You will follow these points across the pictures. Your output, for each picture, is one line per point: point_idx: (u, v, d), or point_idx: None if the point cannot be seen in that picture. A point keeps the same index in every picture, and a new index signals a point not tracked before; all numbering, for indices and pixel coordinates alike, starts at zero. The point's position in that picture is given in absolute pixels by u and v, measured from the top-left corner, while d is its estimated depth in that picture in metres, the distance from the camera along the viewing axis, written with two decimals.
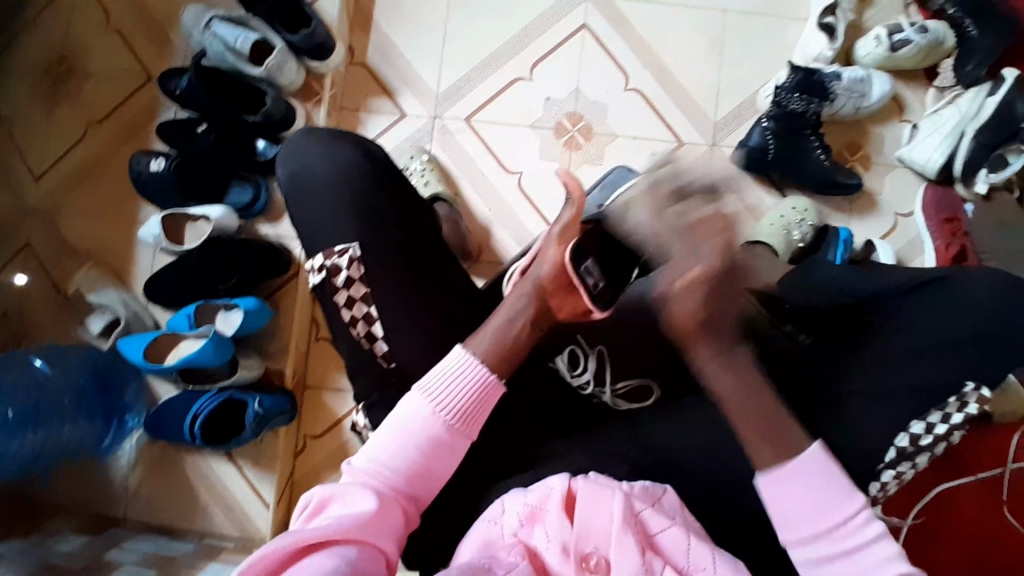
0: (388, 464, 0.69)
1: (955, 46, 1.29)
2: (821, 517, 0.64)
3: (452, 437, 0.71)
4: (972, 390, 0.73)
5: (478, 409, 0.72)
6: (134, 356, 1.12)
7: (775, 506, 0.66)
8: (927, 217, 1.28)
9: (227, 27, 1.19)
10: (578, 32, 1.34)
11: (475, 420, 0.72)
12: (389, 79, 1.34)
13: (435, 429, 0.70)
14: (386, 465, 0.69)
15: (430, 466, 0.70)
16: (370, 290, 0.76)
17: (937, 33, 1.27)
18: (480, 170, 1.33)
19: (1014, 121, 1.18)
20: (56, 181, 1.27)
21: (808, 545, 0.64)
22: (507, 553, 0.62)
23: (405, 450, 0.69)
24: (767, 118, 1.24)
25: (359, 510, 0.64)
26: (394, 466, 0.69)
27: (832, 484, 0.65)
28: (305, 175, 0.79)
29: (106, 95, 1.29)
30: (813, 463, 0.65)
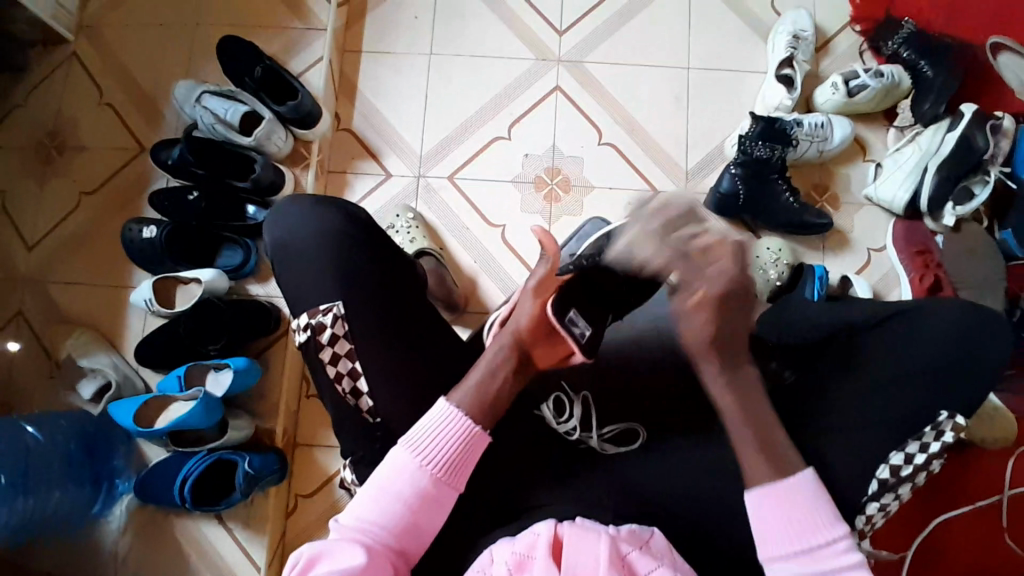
0: (376, 519, 0.69)
1: (911, 88, 1.37)
2: (798, 542, 0.67)
3: (438, 491, 0.71)
4: (947, 419, 0.77)
5: (464, 461, 0.73)
6: (123, 419, 1.11)
7: (759, 523, 0.69)
8: (899, 250, 1.32)
9: (218, 100, 1.28)
10: (552, 93, 1.42)
11: (460, 471, 0.73)
12: (375, 142, 1.41)
13: (422, 482, 0.70)
14: (374, 521, 0.69)
15: (418, 521, 0.70)
16: (354, 346, 0.78)
17: (892, 77, 1.34)
18: (464, 224, 1.37)
19: (973, 155, 1.24)
20: (49, 249, 1.30)
21: (778, 551, 0.67)
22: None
23: (392, 505, 0.70)
24: (735, 164, 1.28)
25: (347, 568, 0.64)
26: (381, 522, 0.69)
27: (817, 512, 0.68)
28: (290, 237, 0.82)
29: (101, 166, 1.34)
30: (803, 486, 0.69)
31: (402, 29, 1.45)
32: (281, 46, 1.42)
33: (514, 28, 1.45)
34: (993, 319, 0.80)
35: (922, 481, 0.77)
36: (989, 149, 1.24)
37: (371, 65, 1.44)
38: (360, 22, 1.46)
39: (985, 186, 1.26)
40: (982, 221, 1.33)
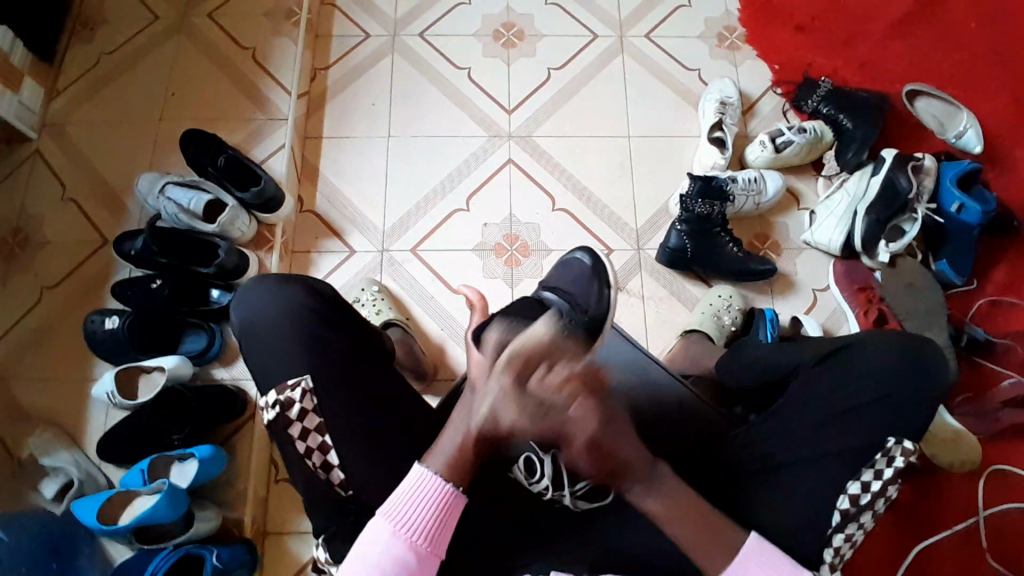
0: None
1: (833, 140, 1.50)
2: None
3: (420, 558, 0.72)
4: (896, 445, 0.79)
5: (442, 525, 0.73)
6: (84, 519, 1.06)
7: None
8: (842, 288, 1.40)
9: (181, 190, 1.31)
10: (505, 166, 1.51)
11: (439, 536, 0.73)
12: (338, 221, 1.46)
13: (402, 551, 0.71)
14: None
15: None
16: (324, 420, 0.78)
17: (814, 131, 1.48)
18: (430, 295, 1.41)
19: (897, 195, 1.35)
20: (5, 347, 1.27)
21: None
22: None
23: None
24: (680, 222, 1.38)
25: None
26: None
27: (773, 566, 0.73)
28: (255, 318, 0.84)
29: (62, 260, 1.34)
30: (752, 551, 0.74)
31: (360, 116, 1.54)
32: (243, 136, 1.48)
33: (466, 109, 1.55)
34: (923, 345, 0.85)
35: (881, 509, 0.79)
36: (912, 189, 1.34)
37: (332, 150, 1.51)
38: (320, 111, 1.54)
39: (914, 224, 1.37)
40: (916, 255, 1.42)
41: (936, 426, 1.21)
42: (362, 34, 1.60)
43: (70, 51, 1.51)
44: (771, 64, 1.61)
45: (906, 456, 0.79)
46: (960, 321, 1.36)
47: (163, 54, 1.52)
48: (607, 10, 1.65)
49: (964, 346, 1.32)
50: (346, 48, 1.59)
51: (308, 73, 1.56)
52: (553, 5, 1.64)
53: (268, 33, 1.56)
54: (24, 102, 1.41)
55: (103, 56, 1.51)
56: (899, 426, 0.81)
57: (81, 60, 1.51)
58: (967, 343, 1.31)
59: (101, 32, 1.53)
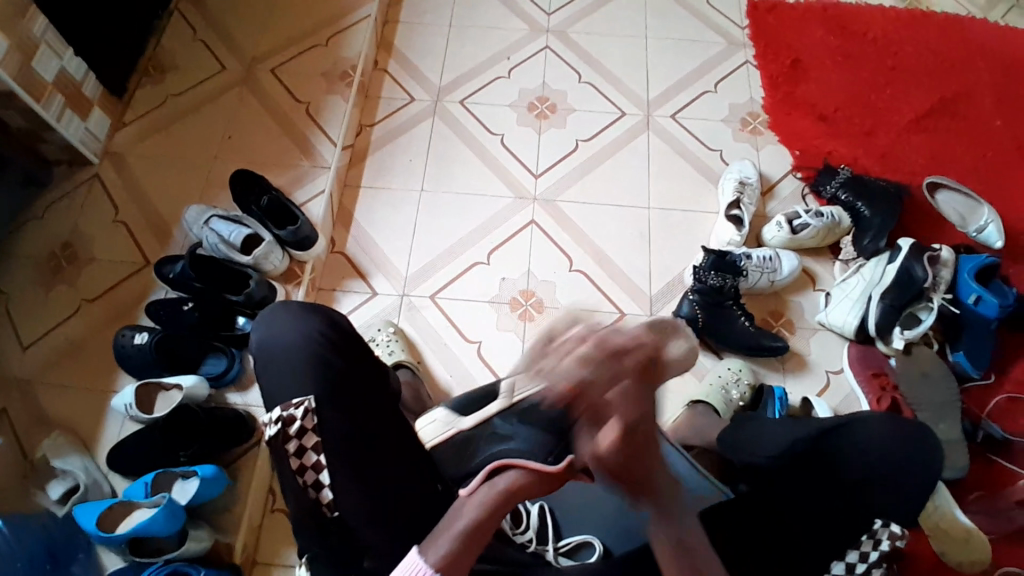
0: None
1: (849, 227, 1.52)
2: None
3: None
4: (882, 527, 0.83)
5: None
6: (83, 523, 1.09)
7: None
8: (855, 372, 1.39)
9: (224, 223, 1.41)
10: (528, 226, 1.58)
11: None
12: (365, 264, 1.54)
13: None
14: None
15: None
16: (320, 439, 0.81)
17: (831, 216, 1.50)
18: (443, 340, 1.45)
19: (911, 285, 1.36)
20: (42, 351, 1.36)
21: None
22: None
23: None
24: (692, 292, 1.41)
25: None
26: None
27: None
28: (270, 340, 0.89)
29: (106, 278, 1.44)
30: None
31: (398, 170, 1.65)
32: (287, 180, 1.59)
33: (495, 171, 1.65)
34: (925, 437, 0.88)
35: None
36: (928, 279, 1.35)
37: (368, 198, 1.62)
38: (361, 163, 1.66)
39: (930, 312, 1.36)
40: (932, 344, 1.41)
41: (947, 522, 1.15)
42: (407, 98, 1.75)
43: (141, 90, 1.68)
44: (793, 149, 1.67)
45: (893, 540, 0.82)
46: (975, 415, 1.34)
47: (225, 101, 1.68)
48: (635, 90, 1.76)
49: (979, 442, 1.30)
50: (391, 109, 1.73)
51: (355, 128, 1.70)
52: (586, 83, 1.77)
53: (323, 90, 1.71)
54: (91, 129, 1.56)
55: (171, 98, 1.68)
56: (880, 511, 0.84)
57: (150, 100, 1.68)
58: (982, 440, 1.29)
59: (173, 77, 1.71)
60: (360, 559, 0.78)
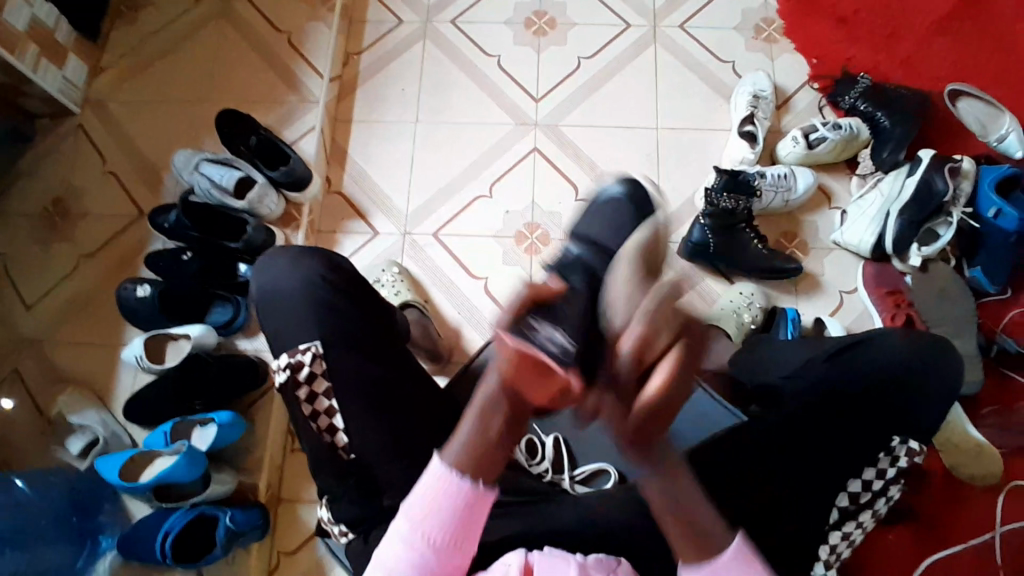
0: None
1: (869, 138, 1.44)
2: None
3: (439, 559, 0.66)
4: (900, 445, 0.82)
5: (461, 532, 0.66)
6: (107, 474, 1.11)
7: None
8: (869, 291, 1.36)
9: (216, 167, 1.35)
10: (530, 154, 1.51)
11: (462, 540, 0.66)
12: (363, 203, 1.49)
13: (421, 558, 0.66)
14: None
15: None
16: (331, 383, 0.80)
17: (850, 128, 1.42)
18: (448, 277, 1.43)
19: (932, 197, 1.30)
20: (47, 309, 1.35)
21: None
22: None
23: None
24: (704, 216, 1.34)
25: None
26: None
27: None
28: (269, 288, 0.86)
29: (102, 231, 1.41)
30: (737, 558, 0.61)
31: (391, 101, 1.56)
32: (276, 118, 1.52)
33: (494, 98, 1.56)
34: (945, 353, 0.86)
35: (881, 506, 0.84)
36: (949, 192, 1.29)
37: (361, 133, 1.54)
38: (351, 96, 1.57)
39: (949, 227, 1.32)
40: (950, 260, 1.36)
41: (959, 438, 1.17)
42: (396, 21, 1.62)
43: (116, 30, 1.58)
44: (810, 57, 1.56)
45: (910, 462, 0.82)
46: (990, 331, 1.31)
47: (204, 36, 1.57)
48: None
49: (993, 357, 1.29)
50: (378, 34, 1.61)
51: (342, 58, 1.59)
52: None
53: (304, 17, 1.59)
54: (70, 79, 1.48)
55: (146, 36, 1.57)
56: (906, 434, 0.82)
57: (126, 40, 1.57)
58: (996, 354, 1.29)
59: (145, 12, 1.59)
60: (380, 495, 0.77)
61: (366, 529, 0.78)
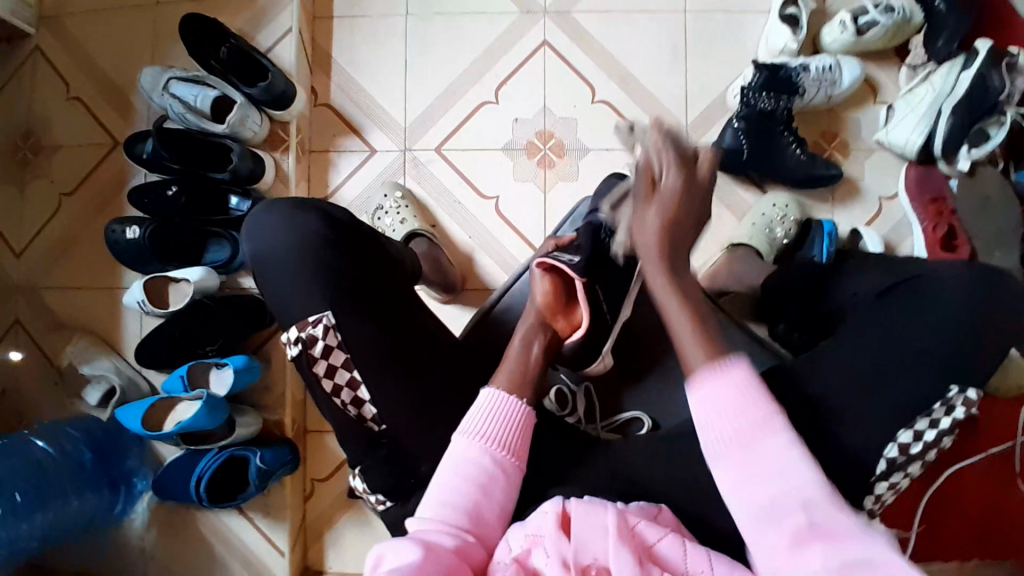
0: (446, 518, 0.68)
1: (922, 23, 1.24)
2: (735, 419, 0.64)
3: (499, 467, 0.72)
4: (958, 394, 0.74)
5: (518, 435, 0.74)
6: (130, 422, 1.12)
7: (698, 406, 0.66)
8: (912, 197, 1.25)
9: (186, 86, 1.21)
10: (540, 48, 1.33)
11: (517, 446, 0.74)
12: (356, 116, 1.34)
13: (484, 460, 0.72)
14: (448, 505, 0.69)
15: (483, 506, 0.69)
16: (349, 355, 0.75)
17: (903, 11, 1.21)
18: (456, 198, 1.32)
19: (989, 95, 1.16)
20: (38, 255, 1.28)
21: (713, 426, 0.65)
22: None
23: (466, 491, 0.70)
24: (737, 117, 1.21)
25: (406, 560, 0.60)
26: (455, 505, 0.69)
27: (749, 404, 0.64)
28: (265, 247, 0.78)
29: (77, 166, 1.29)
30: (733, 381, 0.65)
31: None
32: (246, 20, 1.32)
33: None
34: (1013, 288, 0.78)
35: (932, 457, 0.76)
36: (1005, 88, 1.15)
37: (345, 31, 1.35)
38: None
39: (1002, 127, 1.18)
40: (998, 163, 1.24)
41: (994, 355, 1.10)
42: None
43: None
44: None
45: (967, 407, 0.74)
46: None
47: None
48: None
49: None
50: None
51: None
52: None
53: None
54: None
55: None
56: (970, 380, 0.75)
57: None
58: None
59: None
60: (416, 464, 0.77)
61: (405, 496, 0.78)
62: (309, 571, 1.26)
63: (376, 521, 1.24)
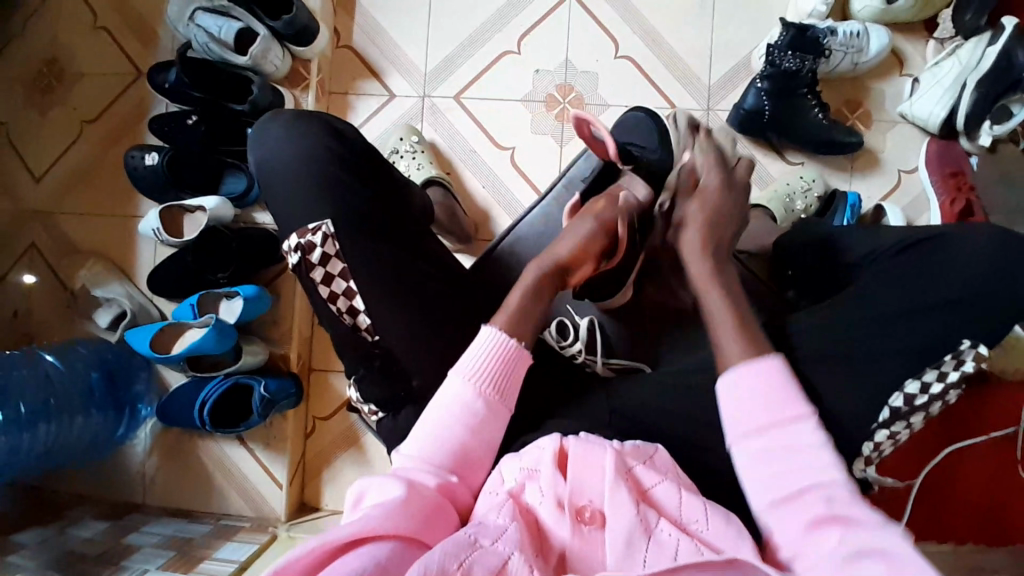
0: (431, 455, 0.68)
1: None
2: (772, 409, 0.66)
3: (490, 409, 0.71)
4: (969, 347, 0.73)
5: (509, 379, 0.73)
6: (138, 342, 1.15)
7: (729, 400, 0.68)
8: (931, 172, 1.23)
9: (211, 17, 1.20)
10: (565, 2, 1.32)
11: (508, 390, 0.73)
12: (376, 59, 1.34)
13: (474, 401, 0.71)
14: (434, 444, 0.69)
15: (472, 454, 0.69)
16: (347, 266, 0.75)
17: None
18: (471, 147, 1.32)
19: (1015, 71, 1.11)
20: (54, 181, 1.29)
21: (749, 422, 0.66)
22: (497, 517, 0.60)
23: (455, 430, 0.69)
24: (760, 78, 1.19)
25: (391, 496, 0.61)
26: (441, 444, 0.69)
27: (783, 393, 0.66)
28: (280, 156, 0.78)
29: (98, 93, 1.30)
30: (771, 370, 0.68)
31: None
32: None
33: None
34: None
35: (934, 412, 0.75)
36: None
37: None
38: None
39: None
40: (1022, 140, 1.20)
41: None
42: None
43: None
44: None
45: (978, 362, 0.73)
46: None
47: None
48: None
49: None
50: None
51: None
52: None
53: None
54: None
55: None
56: (981, 334, 0.74)
57: None
58: None
59: None
60: (410, 378, 0.77)
61: (397, 408, 0.78)
62: (306, 507, 1.27)
63: (375, 462, 1.25)
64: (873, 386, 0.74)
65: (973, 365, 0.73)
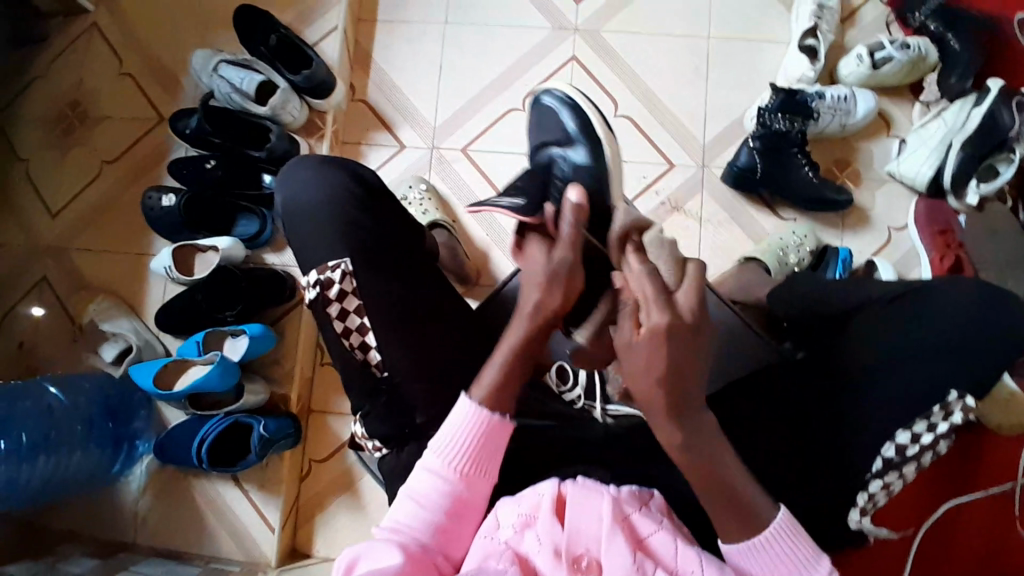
0: (416, 529, 0.67)
1: (937, 62, 1.30)
2: (785, 566, 0.62)
3: (469, 483, 0.70)
4: (956, 399, 0.74)
5: (488, 452, 0.70)
6: (142, 379, 1.16)
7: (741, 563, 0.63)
8: (920, 228, 1.28)
9: (234, 69, 1.28)
10: (568, 64, 1.40)
11: (487, 462, 0.70)
12: (388, 112, 1.41)
13: (453, 478, 0.69)
14: (418, 518, 0.67)
15: (452, 530, 0.68)
16: (362, 302, 0.78)
17: (919, 49, 1.27)
18: (475, 195, 1.37)
19: (998, 132, 1.19)
20: (70, 217, 1.34)
21: None
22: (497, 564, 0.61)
23: (437, 506, 0.68)
24: (753, 138, 1.26)
25: (387, 565, 0.61)
26: (425, 519, 0.67)
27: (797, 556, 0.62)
28: (296, 200, 0.82)
29: (121, 136, 1.36)
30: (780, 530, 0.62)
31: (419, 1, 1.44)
32: (296, 17, 1.42)
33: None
34: (1014, 302, 0.79)
35: (927, 462, 0.75)
36: (1014, 126, 1.19)
37: (386, 36, 1.44)
38: None
39: (1011, 164, 1.21)
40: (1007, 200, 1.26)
41: None
42: None
43: None
44: None
45: (966, 413, 0.74)
46: None
47: None
48: None
49: None
50: None
51: None
52: None
53: None
54: None
55: None
56: (969, 385, 0.76)
57: None
58: None
59: None
60: (413, 414, 0.78)
61: (400, 444, 0.79)
62: (297, 553, 1.25)
63: (369, 507, 1.24)
64: (863, 434, 0.76)
65: (961, 416, 0.75)
